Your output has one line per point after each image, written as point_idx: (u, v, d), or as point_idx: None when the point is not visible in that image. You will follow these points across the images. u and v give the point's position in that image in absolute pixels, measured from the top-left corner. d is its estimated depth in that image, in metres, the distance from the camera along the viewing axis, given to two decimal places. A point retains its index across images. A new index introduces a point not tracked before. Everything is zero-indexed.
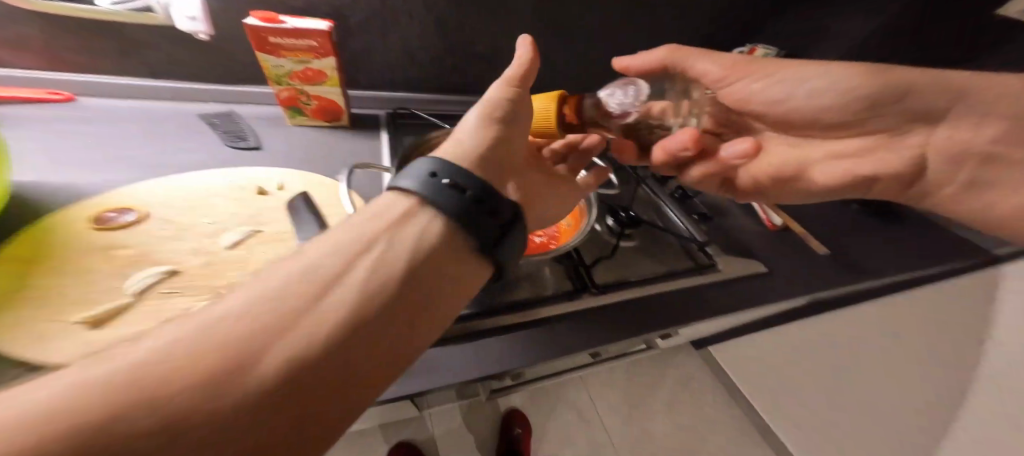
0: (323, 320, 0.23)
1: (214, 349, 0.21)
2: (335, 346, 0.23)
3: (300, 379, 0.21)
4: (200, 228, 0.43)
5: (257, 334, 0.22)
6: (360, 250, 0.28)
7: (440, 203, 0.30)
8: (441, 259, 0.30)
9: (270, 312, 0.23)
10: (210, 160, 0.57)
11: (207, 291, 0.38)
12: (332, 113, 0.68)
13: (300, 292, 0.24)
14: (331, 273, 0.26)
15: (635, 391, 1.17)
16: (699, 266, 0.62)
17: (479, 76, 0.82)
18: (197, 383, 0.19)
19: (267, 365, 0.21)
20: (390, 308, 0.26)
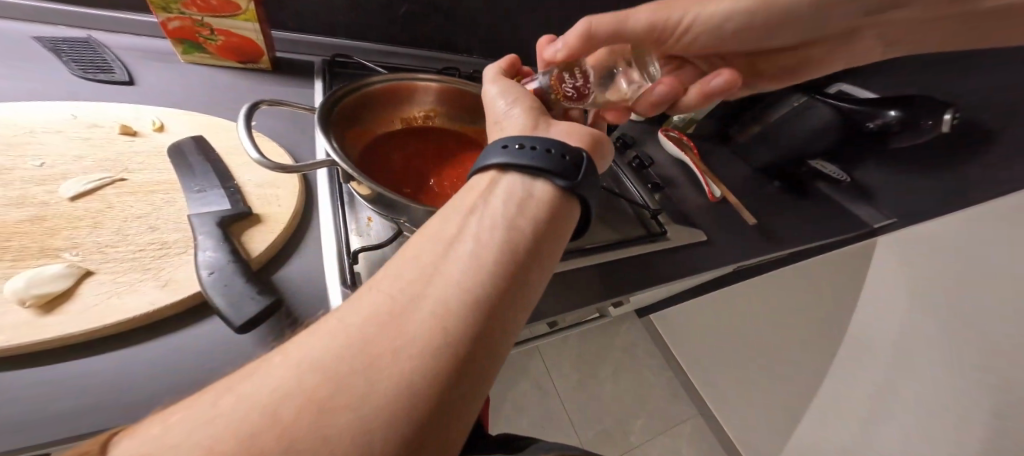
0: (428, 328, 0.18)
1: (310, 383, 0.15)
2: (453, 361, 0.17)
3: (427, 395, 0.16)
4: (28, 174, 0.32)
5: (355, 360, 0.16)
6: (448, 244, 0.23)
7: (525, 161, 0.26)
8: (533, 235, 0.25)
9: (361, 330, 0.17)
10: (48, 92, 0.43)
11: (38, 255, 0.28)
12: (245, 53, 0.52)
13: (390, 301, 0.19)
14: (422, 273, 0.21)
15: (581, 358, 1.24)
16: (649, 233, 0.60)
17: (437, 29, 0.67)
18: (306, 436, 0.13)
19: (384, 394, 0.15)
20: (494, 305, 0.20)
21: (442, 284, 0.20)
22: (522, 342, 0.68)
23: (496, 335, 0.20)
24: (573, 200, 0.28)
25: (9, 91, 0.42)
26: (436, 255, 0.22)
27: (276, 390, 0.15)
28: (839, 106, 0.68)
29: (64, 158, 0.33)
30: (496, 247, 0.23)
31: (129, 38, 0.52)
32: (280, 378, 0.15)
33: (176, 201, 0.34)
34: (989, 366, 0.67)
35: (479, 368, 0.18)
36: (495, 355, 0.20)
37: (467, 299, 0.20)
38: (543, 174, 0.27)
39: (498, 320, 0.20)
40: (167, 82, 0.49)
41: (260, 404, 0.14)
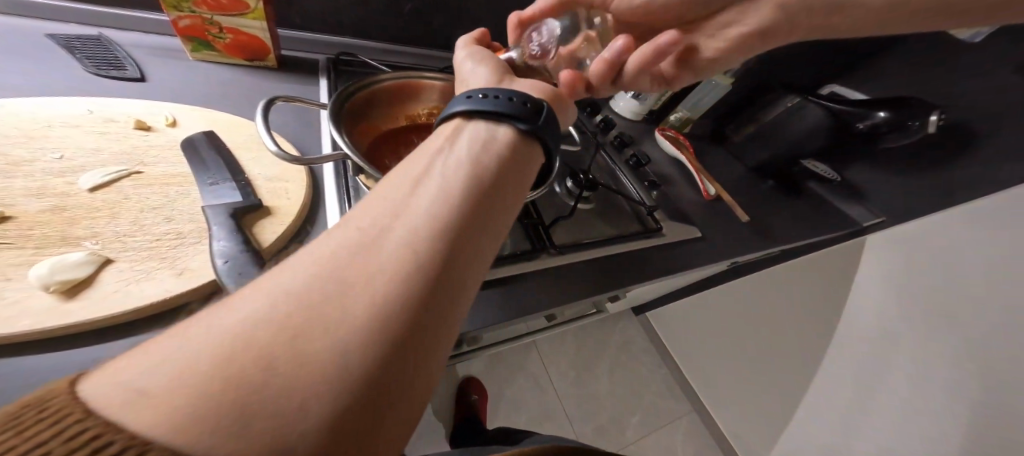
0: (395, 256, 0.19)
1: (282, 313, 0.16)
2: (421, 287, 0.18)
3: (399, 316, 0.17)
4: (50, 166, 0.33)
5: (324, 290, 0.17)
6: (413, 181, 0.23)
7: (485, 106, 0.28)
8: (498, 174, 0.25)
9: (331, 259, 0.18)
10: (62, 88, 0.44)
11: (59, 244, 0.29)
12: (251, 51, 0.54)
13: (355, 234, 0.19)
14: (386, 208, 0.21)
15: (579, 354, 1.26)
16: (645, 229, 0.61)
17: (438, 28, 0.68)
18: (283, 356, 0.15)
19: (355, 320, 0.16)
20: (462, 232, 0.21)
21: (408, 213, 0.21)
22: (522, 336, 0.69)
23: (466, 257, 0.21)
24: (535, 143, 0.29)
25: (25, 86, 0.43)
26: (403, 188, 0.23)
27: (250, 320, 0.15)
28: (832, 107, 0.70)
29: (83, 152, 0.35)
30: (464, 181, 0.24)
31: (138, 34, 0.53)
32: (253, 309, 0.16)
33: (190, 193, 0.35)
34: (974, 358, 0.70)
35: (451, 289, 0.19)
36: (466, 275, 0.21)
37: (436, 229, 0.21)
38: (504, 118, 0.28)
39: (468, 245, 0.21)
40: (177, 78, 0.50)
41: (237, 331, 0.15)
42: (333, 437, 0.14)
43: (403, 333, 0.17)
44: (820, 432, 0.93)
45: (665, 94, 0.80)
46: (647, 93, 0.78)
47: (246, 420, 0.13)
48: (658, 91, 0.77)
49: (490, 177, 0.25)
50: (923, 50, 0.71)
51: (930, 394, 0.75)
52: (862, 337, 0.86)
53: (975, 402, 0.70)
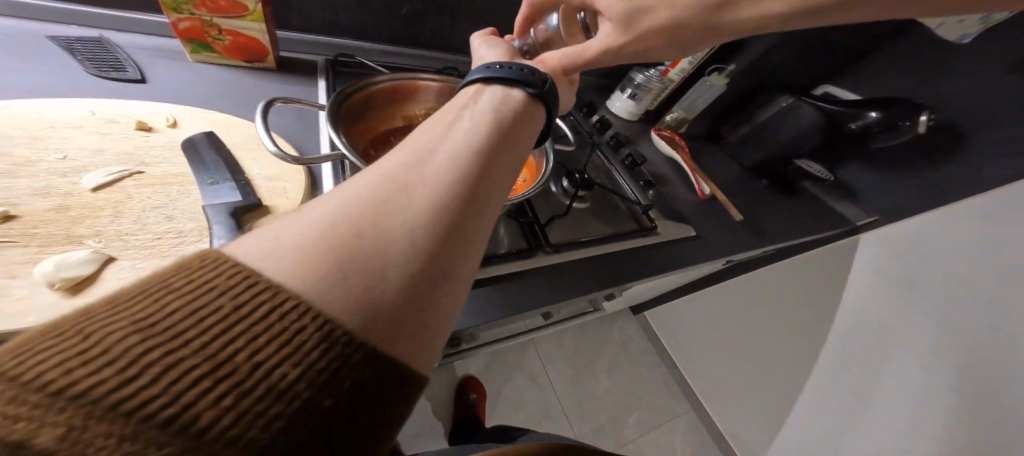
0: (442, 171, 0.21)
1: (360, 208, 0.19)
2: (466, 198, 0.21)
3: (453, 216, 0.20)
4: (54, 167, 0.33)
5: (389, 194, 0.20)
6: (451, 117, 0.26)
7: (500, 72, 0.29)
8: (520, 117, 0.28)
9: (392, 170, 0.21)
10: (65, 89, 0.45)
11: (62, 242, 0.30)
12: (251, 52, 0.54)
13: (407, 153, 0.22)
14: (431, 137, 0.23)
15: (577, 353, 1.27)
16: (640, 228, 0.62)
17: (436, 29, 0.69)
18: (366, 238, 0.18)
19: (416, 216, 0.19)
20: (495, 158, 0.24)
21: (450, 139, 0.23)
22: (520, 335, 0.70)
23: (500, 180, 0.24)
24: (539, 106, 0.29)
25: (28, 88, 0.43)
26: (441, 122, 0.25)
27: (335, 214, 0.18)
28: (824, 106, 0.71)
29: (87, 153, 0.35)
30: (493, 121, 0.26)
31: (140, 37, 0.54)
32: (337, 206, 0.19)
33: (191, 192, 0.36)
34: (971, 357, 0.69)
35: (490, 203, 0.22)
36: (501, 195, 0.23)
37: (476, 154, 0.23)
38: (517, 84, 0.29)
39: (500, 170, 0.24)
40: (178, 80, 0.51)
41: (329, 219, 0.18)
42: (406, 303, 0.17)
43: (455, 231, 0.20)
44: (816, 431, 0.93)
45: (661, 95, 0.81)
46: (643, 94, 0.79)
47: (344, 280, 0.17)
48: (653, 92, 0.78)
49: (514, 123, 0.27)
50: (914, 52, 0.72)
51: (930, 393, 0.74)
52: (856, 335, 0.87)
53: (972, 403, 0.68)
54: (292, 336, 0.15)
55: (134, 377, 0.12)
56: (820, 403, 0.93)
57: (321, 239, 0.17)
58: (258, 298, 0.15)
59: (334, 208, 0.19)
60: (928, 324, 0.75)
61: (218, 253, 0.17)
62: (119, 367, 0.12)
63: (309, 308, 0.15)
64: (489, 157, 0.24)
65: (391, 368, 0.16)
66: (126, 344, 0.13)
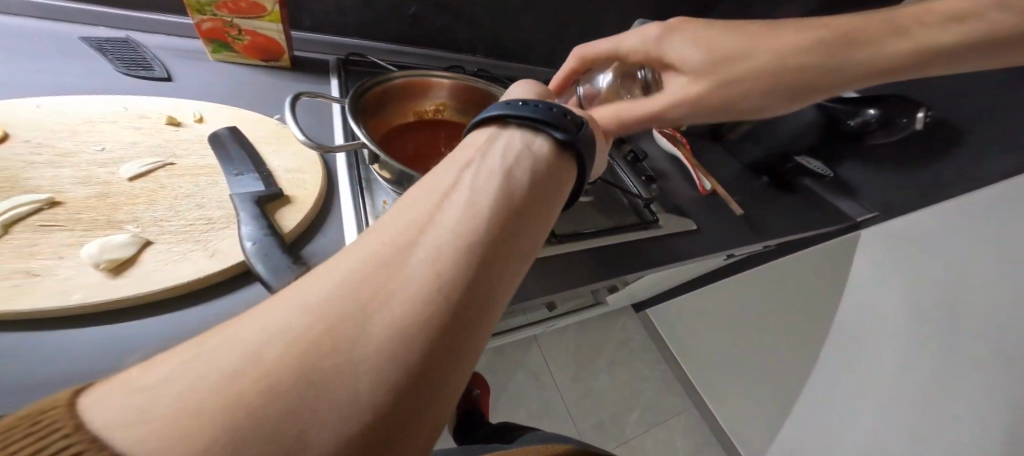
0: (420, 281, 0.18)
1: (306, 325, 0.15)
2: (447, 305, 0.18)
3: (428, 331, 0.17)
4: (92, 158, 0.36)
5: (346, 304, 0.16)
6: (440, 201, 0.23)
7: (524, 111, 0.30)
8: (530, 192, 0.26)
9: (363, 269, 0.18)
10: (95, 87, 0.47)
11: (102, 227, 0.32)
12: (267, 52, 0.57)
13: (381, 253, 0.19)
14: (417, 229, 0.21)
15: (580, 349, 1.29)
16: (643, 222, 0.64)
17: (443, 30, 0.71)
18: (304, 369, 0.14)
19: (381, 332, 0.16)
20: (487, 248, 0.21)
21: (437, 223, 0.21)
22: (526, 328, 0.72)
23: (491, 275, 0.20)
24: (572, 156, 0.31)
25: (61, 86, 0.46)
26: (433, 199, 0.23)
27: (271, 336, 0.15)
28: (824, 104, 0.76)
29: (123, 145, 0.38)
30: (499, 189, 0.25)
31: (163, 39, 0.57)
32: (279, 322, 0.15)
33: (218, 183, 0.39)
34: (990, 353, 0.69)
35: (476, 310, 0.19)
36: (491, 294, 0.20)
37: (462, 243, 0.20)
38: (542, 129, 0.30)
39: (494, 264, 0.21)
40: (200, 78, 0.54)
41: (263, 342, 0.15)
42: None
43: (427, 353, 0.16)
44: (828, 433, 0.93)
45: None
46: None
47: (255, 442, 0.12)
48: None
49: (528, 184, 0.26)
50: None
51: (953, 394, 0.73)
52: (860, 331, 0.87)
53: (999, 405, 0.68)
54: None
55: None
56: (827, 402, 0.93)
57: (236, 378, 0.13)
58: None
59: (271, 329, 0.15)
60: (940, 318, 0.75)
61: (76, 414, 0.13)
62: None
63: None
64: (481, 245, 0.21)
65: None
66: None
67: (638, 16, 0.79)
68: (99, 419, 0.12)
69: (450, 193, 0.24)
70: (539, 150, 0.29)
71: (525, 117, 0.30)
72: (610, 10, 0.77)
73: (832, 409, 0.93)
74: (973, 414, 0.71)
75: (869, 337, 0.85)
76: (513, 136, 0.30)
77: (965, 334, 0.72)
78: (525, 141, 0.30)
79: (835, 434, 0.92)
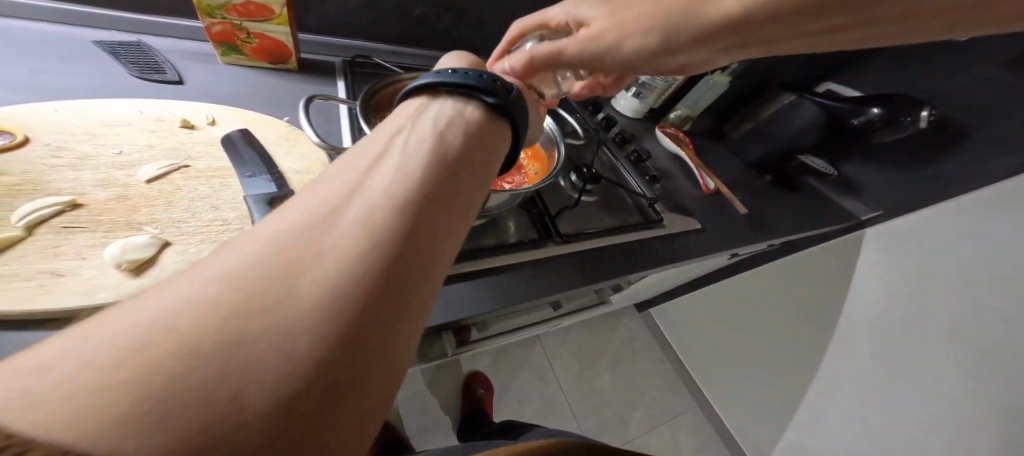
0: (340, 244, 0.18)
1: (225, 296, 0.15)
2: (380, 260, 0.18)
3: (362, 287, 0.17)
4: (111, 160, 0.37)
5: (265, 272, 0.16)
6: (366, 168, 0.22)
7: (456, 80, 0.30)
8: (467, 153, 0.26)
9: (284, 235, 0.17)
10: (109, 90, 0.48)
11: (121, 228, 0.33)
12: (275, 55, 0.57)
13: (293, 223, 0.18)
14: (338, 193, 0.20)
15: (584, 348, 1.30)
16: (647, 221, 0.65)
17: (448, 30, 0.72)
18: (229, 338, 0.14)
19: (307, 293, 0.16)
20: (422, 204, 0.21)
21: (359, 183, 0.21)
22: (531, 327, 0.73)
23: (427, 227, 0.20)
24: (504, 115, 0.31)
25: (76, 89, 0.47)
26: (359, 164, 0.23)
27: (187, 308, 0.15)
28: (825, 103, 0.72)
29: (141, 148, 0.39)
30: (434, 152, 0.25)
31: (173, 42, 0.58)
32: (194, 294, 0.15)
33: (231, 184, 0.39)
34: (990, 355, 0.69)
35: (413, 260, 0.19)
36: (431, 243, 0.20)
37: (391, 202, 0.20)
38: (473, 94, 0.30)
39: (428, 216, 0.21)
40: (210, 81, 0.54)
41: (182, 312, 0.14)
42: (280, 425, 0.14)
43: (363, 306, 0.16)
44: (827, 431, 0.95)
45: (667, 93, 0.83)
46: (649, 92, 0.81)
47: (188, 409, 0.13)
48: (657, 90, 0.81)
49: (462, 147, 0.27)
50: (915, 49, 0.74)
51: (954, 396, 0.74)
52: (865, 331, 0.87)
53: (996, 408, 0.69)
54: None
55: None
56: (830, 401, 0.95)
57: (148, 353, 0.13)
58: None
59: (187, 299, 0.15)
60: (944, 319, 0.75)
61: None
62: None
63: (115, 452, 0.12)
64: (415, 203, 0.21)
65: None
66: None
67: None
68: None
69: (381, 159, 0.23)
70: (472, 116, 0.30)
71: (454, 83, 0.30)
72: None
73: (833, 406, 0.94)
74: (973, 417, 0.72)
75: (873, 336, 0.86)
76: (445, 104, 0.30)
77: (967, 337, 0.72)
78: (458, 108, 0.30)
79: (834, 431, 0.93)
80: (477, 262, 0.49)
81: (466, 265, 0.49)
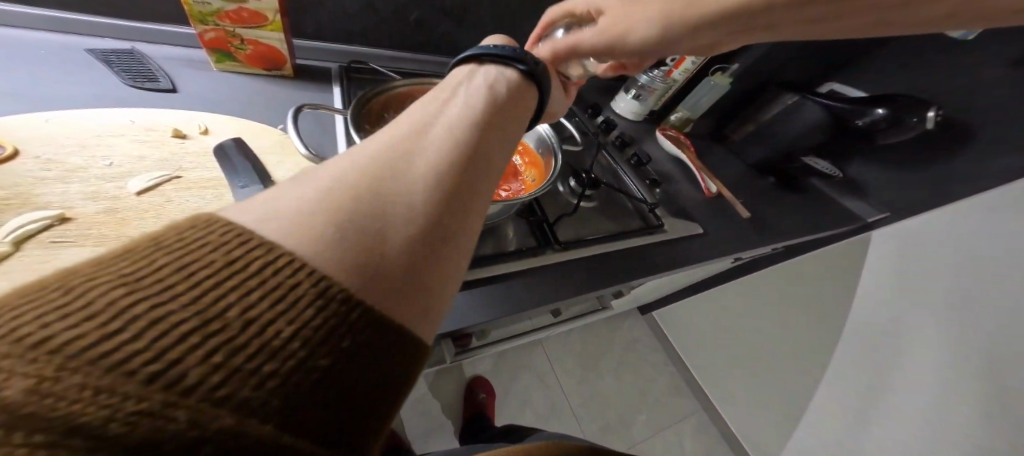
0: (427, 156, 0.22)
1: (357, 180, 0.19)
2: (461, 168, 0.22)
3: (452, 184, 0.21)
4: (100, 172, 0.36)
5: (384, 167, 0.20)
6: (440, 103, 0.26)
7: (499, 51, 0.32)
8: (512, 106, 0.30)
9: (390, 143, 0.22)
10: (103, 99, 0.48)
11: (111, 242, 0.33)
12: (270, 61, 0.57)
13: (386, 141, 0.22)
14: (416, 121, 0.24)
15: (586, 352, 1.29)
16: (648, 226, 0.64)
17: (445, 35, 0.71)
18: (368, 205, 0.19)
19: (415, 183, 0.20)
20: (485, 135, 0.25)
21: (437, 115, 0.25)
22: (531, 333, 0.72)
23: (491, 153, 0.25)
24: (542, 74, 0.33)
25: (69, 98, 0.46)
26: (429, 103, 0.26)
27: (334, 186, 0.19)
28: (829, 104, 0.71)
29: (132, 160, 0.38)
30: (490, 98, 0.28)
31: (168, 49, 0.57)
32: (336, 179, 0.19)
33: (224, 196, 0.39)
34: (988, 363, 0.69)
35: (481, 174, 0.23)
36: (494, 166, 0.25)
37: (463, 132, 0.24)
38: (509, 62, 0.32)
39: (490, 145, 0.25)
40: (204, 88, 0.54)
41: (332, 189, 0.19)
42: (407, 268, 0.18)
43: (452, 199, 0.21)
44: (829, 439, 0.93)
45: (666, 95, 0.82)
46: (648, 94, 0.80)
47: (347, 246, 0.17)
48: (657, 92, 0.79)
49: (510, 98, 0.30)
50: (920, 49, 0.73)
51: (950, 402, 0.73)
52: (867, 335, 0.87)
53: (994, 416, 0.68)
54: (284, 303, 0.15)
55: (115, 332, 0.12)
56: (835, 406, 0.93)
57: (313, 213, 0.18)
58: (239, 266, 0.15)
59: (331, 181, 0.19)
60: (945, 325, 0.74)
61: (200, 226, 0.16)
62: (101, 322, 0.12)
63: (304, 266, 0.16)
64: (482, 134, 0.25)
65: (394, 326, 0.17)
66: (103, 302, 0.12)
67: None
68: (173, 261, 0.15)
69: (448, 99, 0.27)
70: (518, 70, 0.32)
71: (497, 49, 0.33)
72: None
73: (835, 409, 0.93)
74: (969, 424, 0.71)
75: (874, 339, 0.86)
76: (490, 62, 0.32)
77: (968, 345, 0.71)
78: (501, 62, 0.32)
79: (836, 437, 0.92)
80: (475, 270, 0.48)
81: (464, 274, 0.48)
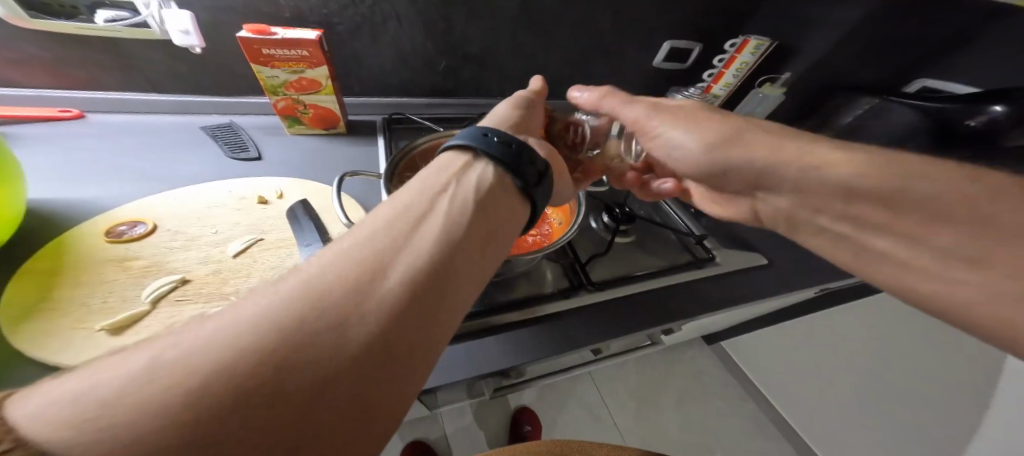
0: (380, 295, 0.22)
1: (297, 323, 0.19)
2: (411, 311, 0.22)
3: (396, 332, 0.21)
4: (208, 239, 0.45)
5: (331, 309, 0.20)
6: (416, 218, 0.27)
7: (494, 152, 0.34)
8: (493, 213, 0.31)
9: (345, 275, 0.22)
10: (211, 171, 0.59)
11: (215, 298, 0.40)
12: (328, 121, 0.66)
13: (346, 268, 0.22)
14: (380, 246, 0.24)
15: (642, 382, 1.23)
16: (695, 260, 0.61)
17: (475, 80, 0.76)
18: (298, 361, 0.18)
19: (358, 333, 0.20)
20: (447, 265, 0.25)
21: (398, 239, 0.25)
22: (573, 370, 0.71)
23: (450, 286, 0.25)
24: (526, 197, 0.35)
25: (185, 172, 0.58)
26: (398, 216, 0.27)
27: (257, 334, 0.18)
28: (921, 105, 0.69)
29: (230, 226, 0.47)
30: (470, 216, 0.29)
31: (258, 122, 0.69)
32: (274, 321, 0.19)
33: (294, 254, 0.46)
34: None
35: (432, 313, 0.23)
36: (448, 301, 0.24)
37: (423, 261, 0.25)
38: (508, 169, 0.34)
39: (449, 277, 0.25)
40: (282, 153, 0.64)
41: (257, 337, 0.18)
42: (319, 431, 0.18)
43: (392, 347, 0.21)
44: None
45: None
46: None
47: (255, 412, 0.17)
48: None
49: (495, 212, 0.32)
50: None
51: None
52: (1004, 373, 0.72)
53: None
54: None
55: None
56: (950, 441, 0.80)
57: (235, 365, 0.17)
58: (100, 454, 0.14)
59: (259, 326, 0.19)
60: None
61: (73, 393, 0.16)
62: None
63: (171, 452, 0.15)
64: (441, 265, 0.25)
65: None
66: None
67: (664, 41, 0.77)
68: (98, 398, 0.16)
69: (417, 215, 0.28)
70: (503, 183, 0.33)
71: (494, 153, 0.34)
72: (641, 43, 0.77)
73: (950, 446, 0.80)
74: None
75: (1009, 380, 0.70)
76: (480, 168, 0.34)
77: None
78: (484, 176, 0.33)
79: None
80: (510, 316, 0.49)
81: (502, 318, 0.49)
